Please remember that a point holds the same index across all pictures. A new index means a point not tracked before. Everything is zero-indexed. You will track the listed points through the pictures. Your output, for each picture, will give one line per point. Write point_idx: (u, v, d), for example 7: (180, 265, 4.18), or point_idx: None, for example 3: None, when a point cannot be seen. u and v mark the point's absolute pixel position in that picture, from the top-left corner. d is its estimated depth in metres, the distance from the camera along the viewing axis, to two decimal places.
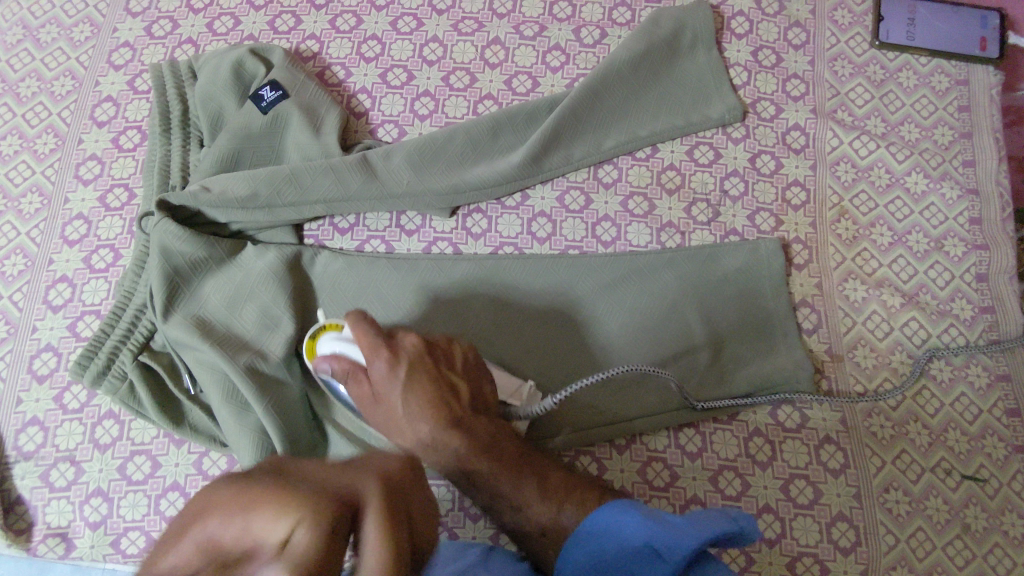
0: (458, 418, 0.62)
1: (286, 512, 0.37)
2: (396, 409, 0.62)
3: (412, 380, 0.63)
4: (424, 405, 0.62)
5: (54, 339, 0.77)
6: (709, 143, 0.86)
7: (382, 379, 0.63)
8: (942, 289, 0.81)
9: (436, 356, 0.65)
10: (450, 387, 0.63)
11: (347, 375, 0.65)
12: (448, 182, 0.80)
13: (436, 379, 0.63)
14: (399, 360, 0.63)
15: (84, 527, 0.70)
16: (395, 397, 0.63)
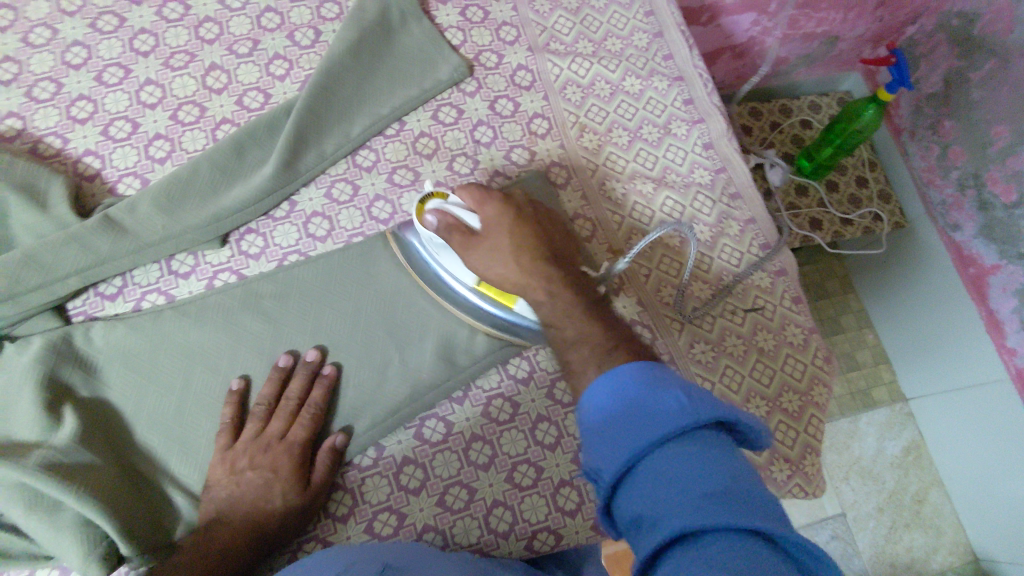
0: (551, 261, 0.69)
1: (242, 500, 0.66)
2: (500, 241, 0.69)
3: (513, 224, 0.71)
4: (524, 247, 0.69)
5: None
6: (449, 104, 0.91)
7: (486, 216, 0.71)
8: (682, 165, 0.92)
9: (521, 212, 0.73)
10: (553, 248, 0.72)
11: (451, 226, 0.71)
12: (205, 212, 0.78)
13: (529, 228, 0.71)
14: (513, 213, 0.72)
15: None
16: (499, 233, 0.70)
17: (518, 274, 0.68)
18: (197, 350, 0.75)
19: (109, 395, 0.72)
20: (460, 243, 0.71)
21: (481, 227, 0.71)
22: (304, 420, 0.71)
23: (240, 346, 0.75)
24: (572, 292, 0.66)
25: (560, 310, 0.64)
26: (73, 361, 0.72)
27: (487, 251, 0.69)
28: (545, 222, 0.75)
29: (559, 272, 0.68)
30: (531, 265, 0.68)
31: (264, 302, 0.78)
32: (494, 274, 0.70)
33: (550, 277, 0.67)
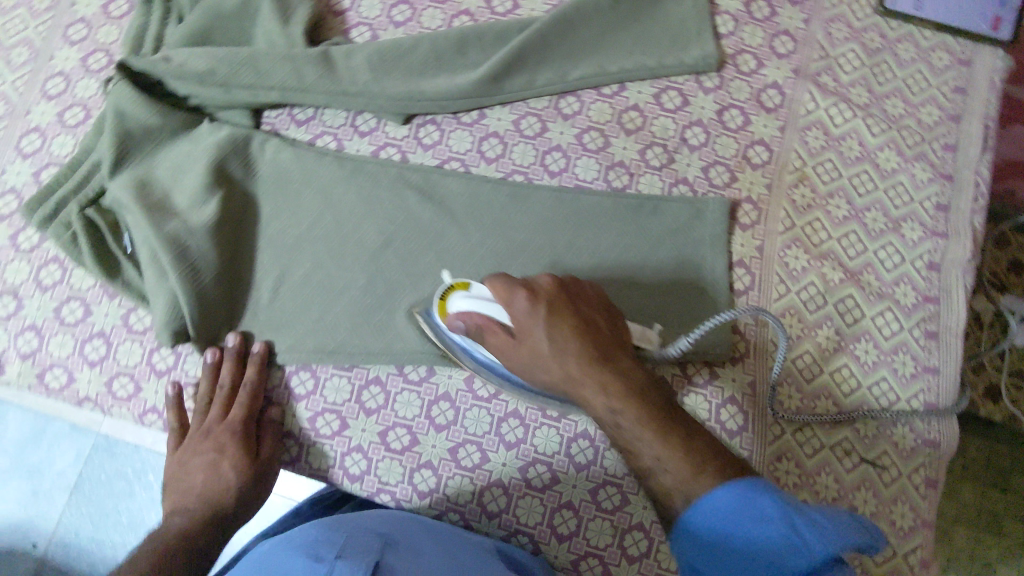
0: (604, 357, 0.59)
1: (197, 482, 0.71)
2: (542, 345, 0.59)
3: (554, 315, 0.60)
4: (575, 346, 0.59)
5: (18, 183, 0.81)
6: (679, 90, 0.84)
7: (520, 321, 0.61)
8: (888, 272, 0.77)
9: (567, 293, 0.62)
10: (596, 329, 0.61)
11: (483, 330, 0.64)
12: (404, 88, 0.81)
13: (575, 315, 0.60)
14: (540, 299, 0.60)
15: (16, 356, 0.77)
16: (538, 333, 0.60)
17: (573, 371, 0.58)
18: (334, 202, 0.79)
19: (253, 205, 0.79)
20: (504, 344, 0.62)
21: (515, 324, 0.61)
22: (239, 401, 0.74)
23: (369, 219, 0.79)
24: (637, 408, 0.56)
25: (631, 426, 0.56)
26: (242, 160, 0.79)
27: (525, 357, 0.61)
28: (569, 284, 0.63)
29: (615, 379, 0.58)
30: (583, 372, 0.58)
31: (409, 190, 0.80)
32: (540, 379, 0.61)
33: (609, 389, 0.57)
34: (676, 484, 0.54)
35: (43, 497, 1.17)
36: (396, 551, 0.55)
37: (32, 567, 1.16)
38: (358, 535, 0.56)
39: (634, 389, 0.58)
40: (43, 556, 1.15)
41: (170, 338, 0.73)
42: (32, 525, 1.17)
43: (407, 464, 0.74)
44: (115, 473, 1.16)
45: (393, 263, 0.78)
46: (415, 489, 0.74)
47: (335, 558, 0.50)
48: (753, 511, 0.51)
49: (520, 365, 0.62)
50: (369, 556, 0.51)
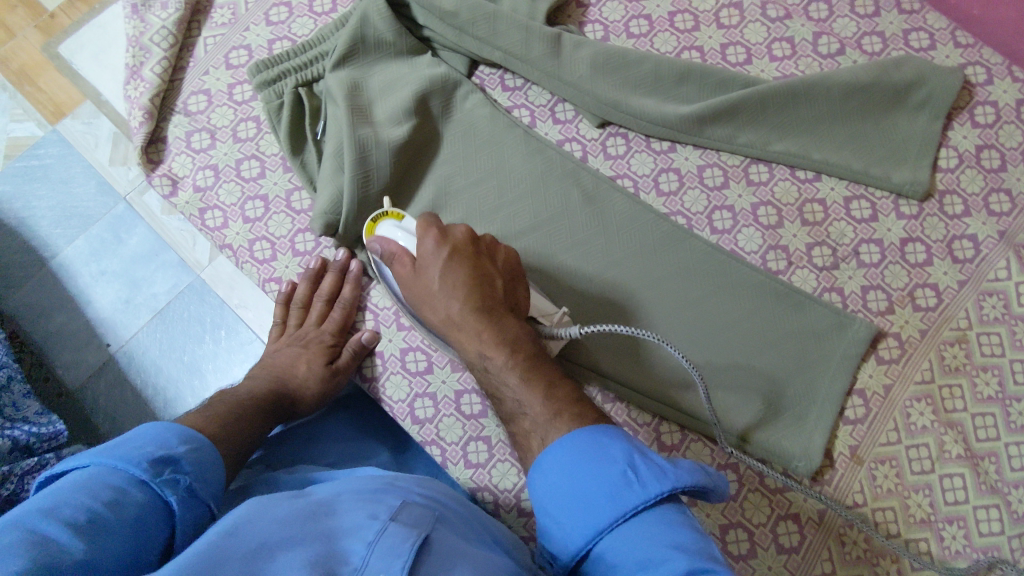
0: (491, 309, 0.61)
1: (276, 365, 0.77)
2: (433, 282, 0.62)
3: (454, 261, 0.62)
4: (464, 292, 0.61)
5: (254, 43, 0.89)
6: (872, 202, 0.81)
7: (426, 260, 0.63)
8: (1012, 470, 0.72)
9: (479, 248, 0.64)
10: (489, 280, 0.62)
11: (394, 258, 0.66)
12: (613, 95, 0.82)
13: (475, 266, 0.62)
14: (448, 242, 0.63)
15: (191, 187, 0.85)
16: (432, 272, 0.62)
17: (462, 317, 0.60)
18: (505, 169, 0.82)
19: (437, 144, 0.84)
20: (408, 274, 0.64)
21: (420, 257, 0.63)
22: (334, 313, 0.80)
23: (527, 197, 0.81)
24: (508, 354, 0.58)
25: (497, 370, 0.58)
26: (444, 100, 0.84)
27: (426, 294, 0.62)
28: (485, 244, 0.65)
29: (494, 328, 0.59)
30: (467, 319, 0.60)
31: (575, 187, 0.82)
32: (429, 316, 0.63)
33: (484, 335, 0.59)
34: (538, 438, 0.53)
35: (131, 308, 1.28)
36: (448, 525, 0.54)
37: (97, 362, 1.27)
38: (415, 506, 0.54)
39: (511, 339, 0.59)
40: (110, 358, 1.26)
41: (322, 230, 0.78)
42: (111, 329, 1.27)
43: (467, 430, 0.77)
44: (196, 317, 1.25)
45: (533, 245, 0.80)
46: (464, 456, 0.76)
47: (387, 519, 0.50)
48: (598, 451, 0.48)
49: (417, 298, 0.64)
50: (422, 527, 0.50)
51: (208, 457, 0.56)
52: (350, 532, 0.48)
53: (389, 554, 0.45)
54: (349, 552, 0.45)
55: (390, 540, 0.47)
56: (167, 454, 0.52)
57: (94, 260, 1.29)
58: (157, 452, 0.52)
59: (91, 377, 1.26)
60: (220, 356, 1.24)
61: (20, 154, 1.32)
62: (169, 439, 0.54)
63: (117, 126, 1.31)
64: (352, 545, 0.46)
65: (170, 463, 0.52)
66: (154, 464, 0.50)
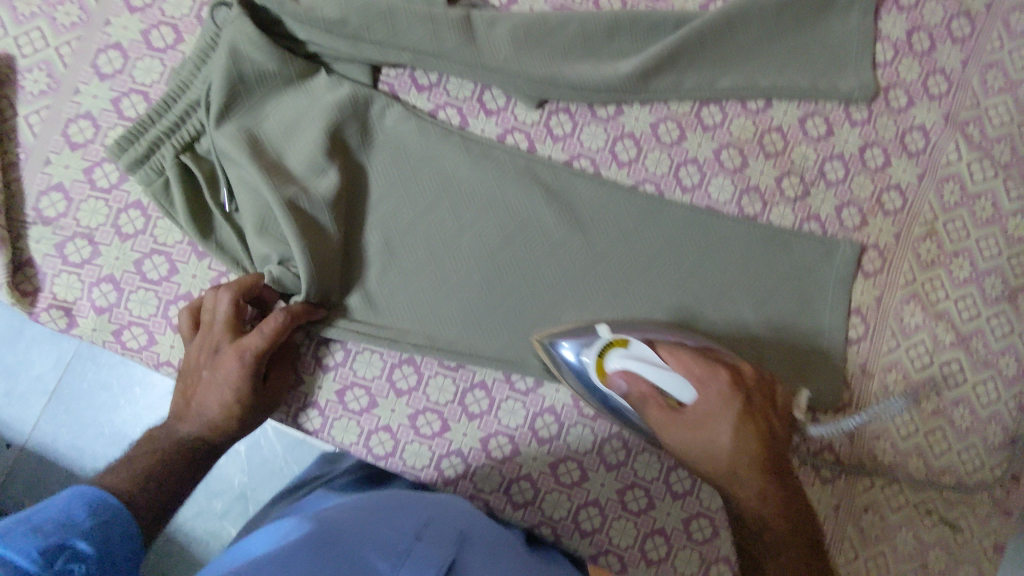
0: (762, 453, 0.60)
1: (201, 395, 0.63)
2: (721, 432, 0.60)
3: (741, 415, 0.60)
4: (751, 445, 0.60)
5: (95, 109, 0.70)
6: (826, 116, 0.79)
7: (705, 401, 0.60)
8: (996, 340, 0.78)
9: (767, 392, 0.63)
10: (753, 412, 0.61)
11: (644, 399, 0.62)
12: (546, 71, 0.73)
13: (751, 410, 0.60)
14: (739, 388, 0.61)
15: (90, 309, 0.69)
16: (724, 425, 0.59)
17: (718, 450, 0.59)
18: (454, 186, 0.73)
19: (367, 178, 0.73)
20: (674, 415, 0.61)
21: (697, 407, 0.61)
22: (262, 330, 0.63)
23: (485, 213, 0.73)
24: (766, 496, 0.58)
25: (752, 507, 0.59)
26: (359, 124, 0.72)
27: (688, 437, 0.60)
28: (760, 375, 0.64)
29: (756, 469, 0.59)
30: (745, 471, 0.59)
31: (535, 185, 0.74)
32: (700, 465, 0.61)
33: (742, 475, 0.59)
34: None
35: (17, 398, 1.10)
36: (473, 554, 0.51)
37: (3, 469, 1.10)
38: (435, 523, 0.52)
39: (765, 478, 0.59)
40: (15, 458, 1.10)
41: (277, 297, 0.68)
42: (6, 428, 1.10)
43: (506, 473, 0.72)
44: (98, 383, 1.09)
45: (510, 263, 0.73)
46: (509, 499, 0.72)
47: (414, 541, 0.48)
48: None
49: (678, 441, 0.61)
50: (445, 550, 0.48)
51: (114, 528, 0.49)
52: (376, 546, 0.46)
53: None
54: (374, 569, 0.43)
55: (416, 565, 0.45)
56: (62, 538, 0.44)
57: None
58: (57, 533, 0.44)
59: (4, 487, 1.09)
60: (144, 416, 1.08)
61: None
62: (72, 518, 0.47)
63: None
64: (379, 562, 0.44)
65: (69, 549, 0.44)
66: (53, 549, 0.42)
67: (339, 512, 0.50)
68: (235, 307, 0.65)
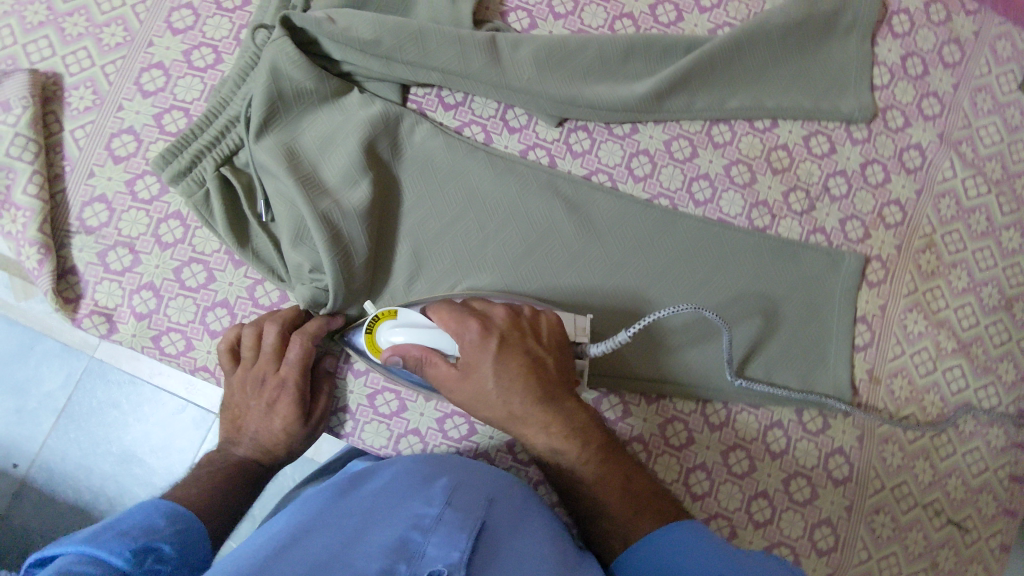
0: (549, 394, 0.64)
1: (251, 422, 0.68)
2: (486, 381, 0.63)
3: (502, 355, 0.64)
4: (520, 385, 0.63)
5: (137, 124, 0.74)
6: (828, 135, 0.84)
7: (471, 355, 0.64)
8: (995, 347, 0.82)
9: (524, 325, 0.67)
10: (540, 365, 0.65)
11: (422, 363, 0.65)
12: (567, 91, 0.77)
13: (526, 355, 0.65)
14: (490, 330, 0.65)
15: (130, 315, 0.72)
16: (485, 367, 0.63)
17: (509, 397, 0.63)
18: (480, 199, 0.77)
19: (397, 191, 0.76)
20: (456, 375, 0.64)
21: (464, 355, 0.64)
22: (300, 356, 0.68)
23: (508, 224, 0.77)
24: (576, 446, 0.64)
25: (575, 459, 0.64)
26: (391, 139, 0.75)
27: (471, 389, 0.64)
28: (526, 321, 0.68)
29: (552, 412, 0.64)
30: (524, 411, 0.63)
31: (557, 198, 0.78)
32: (481, 412, 0.65)
33: (550, 426, 0.64)
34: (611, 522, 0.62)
35: (26, 417, 1.11)
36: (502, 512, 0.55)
37: (13, 487, 1.10)
38: (467, 488, 0.56)
39: (582, 425, 0.65)
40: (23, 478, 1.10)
41: (307, 303, 0.71)
42: (14, 447, 1.10)
43: (531, 475, 0.74)
44: (108, 402, 1.09)
45: (531, 273, 0.77)
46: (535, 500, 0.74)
47: (442, 508, 0.51)
48: None
49: (475, 397, 0.64)
50: (476, 513, 0.52)
51: (191, 538, 0.54)
52: (409, 521, 0.49)
53: (448, 546, 0.47)
54: (408, 539, 0.47)
55: (446, 527, 0.49)
56: (146, 542, 0.50)
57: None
58: (141, 538, 0.50)
59: (18, 502, 1.09)
60: (154, 433, 1.08)
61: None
62: (155, 524, 0.52)
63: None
64: (412, 533, 0.48)
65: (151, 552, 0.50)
66: (138, 551, 0.48)
67: (377, 495, 0.54)
68: (281, 337, 0.69)
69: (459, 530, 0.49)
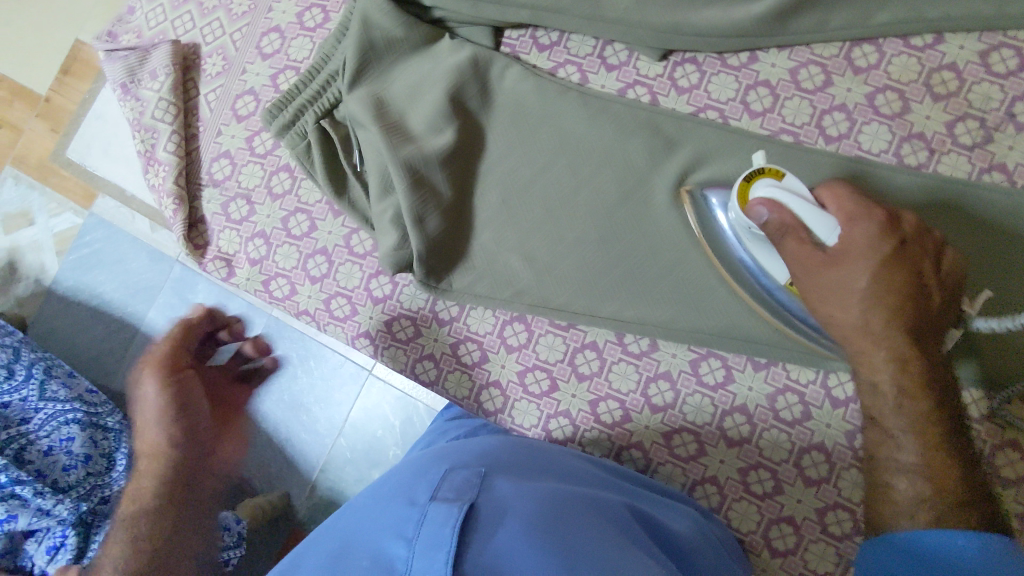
0: (922, 323, 0.51)
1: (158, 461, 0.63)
2: (859, 279, 0.52)
3: (892, 266, 0.52)
4: (892, 302, 0.51)
5: (257, 85, 0.80)
6: (1018, 47, 0.66)
7: (849, 245, 0.52)
8: None
9: (927, 244, 0.53)
10: (924, 291, 0.52)
11: (784, 232, 0.54)
12: (670, 18, 0.69)
13: (916, 273, 0.52)
14: (894, 233, 0.52)
15: (245, 261, 0.79)
16: (858, 270, 0.52)
17: (866, 318, 0.52)
18: (572, 140, 0.71)
19: (483, 136, 0.73)
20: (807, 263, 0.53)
21: (841, 246, 0.52)
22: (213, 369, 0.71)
23: (601, 167, 0.71)
24: (909, 387, 0.50)
25: (897, 395, 0.50)
26: (479, 84, 0.73)
27: (829, 291, 0.53)
28: (936, 242, 0.53)
29: (903, 337, 0.51)
30: (883, 331, 0.51)
31: (659, 138, 0.70)
32: (826, 315, 0.55)
33: (903, 355, 0.50)
34: (917, 489, 0.48)
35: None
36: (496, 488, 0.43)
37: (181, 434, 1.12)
38: (453, 473, 0.46)
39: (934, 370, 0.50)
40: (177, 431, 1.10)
41: (393, 268, 0.72)
42: None
43: (615, 439, 0.70)
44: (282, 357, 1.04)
45: (628, 222, 0.69)
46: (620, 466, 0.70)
47: (428, 503, 0.39)
48: None
49: (823, 291, 0.54)
50: (467, 494, 0.41)
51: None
52: (390, 531, 0.38)
53: (433, 545, 0.35)
54: (392, 558, 0.36)
55: (431, 527, 0.36)
56: None
57: (136, 300, 1.12)
58: None
59: None
60: (319, 386, 1.03)
61: (23, 263, 1.18)
62: None
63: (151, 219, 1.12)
64: (395, 547, 0.36)
65: None
66: None
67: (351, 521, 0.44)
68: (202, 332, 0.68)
69: (451, 506, 0.38)
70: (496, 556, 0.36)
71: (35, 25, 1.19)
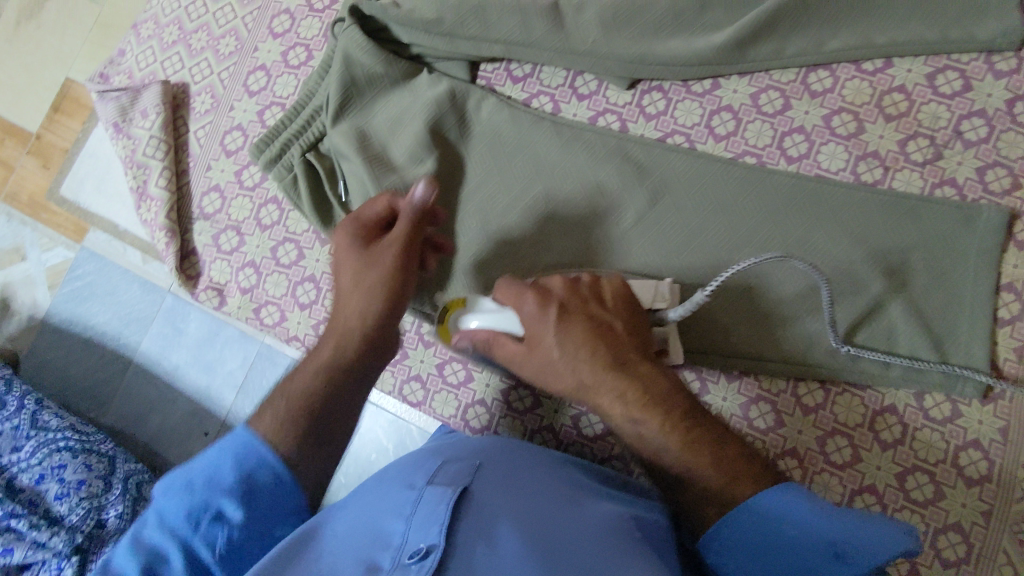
0: (623, 359, 0.57)
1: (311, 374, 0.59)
2: (549, 345, 0.59)
3: (563, 321, 0.59)
4: (587, 353, 0.58)
5: (244, 121, 0.83)
6: (961, 70, 0.70)
7: (525, 319, 0.61)
8: None
9: (585, 293, 0.63)
10: (606, 330, 0.59)
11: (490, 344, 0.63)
12: (636, 49, 0.73)
13: (590, 317, 0.60)
14: (549, 298, 0.61)
15: (237, 290, 0.81)
16: (548, 338, 0.59)
17: (587, 376, 0.58)
18: (546, 167, 0.75)
19: (462, 164, 0.77)
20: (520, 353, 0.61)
21: (525, 323, 0.61)
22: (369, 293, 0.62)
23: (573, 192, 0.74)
24: (657, 415, 0.54)
25: (654, 435, 0.54)
26: (456, 116, 0.77)
27: (542, 362, 0.60)
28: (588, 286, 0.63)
29: (623, 374, 0.57)
30: (600, 377, 0.57)
31: (629, 163, 0.73)
32: (553, 385, 0.61)
33: (624, 391, 0.56)
34: (701, 483, 0.52)
35: (208, 394, 1.09)
36: (490, 476, 0.49)
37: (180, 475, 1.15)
38: (449, 462, 0.51)
39: (662, 388, 0.56)
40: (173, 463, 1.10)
41: None
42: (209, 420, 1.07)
43: (597, 452, 0.72)
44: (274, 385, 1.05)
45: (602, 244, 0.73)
46: None
47: (422, 487, 0.46)
48: None
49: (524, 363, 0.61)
50: (460, 482, 0.47)
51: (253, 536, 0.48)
52: (390, 511, 0.44)
53: (427, 523, 0.41)
54: (388, 532, 0.42)
55: (425, 508, 0.43)
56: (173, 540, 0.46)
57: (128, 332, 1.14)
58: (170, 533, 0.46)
59: None
60: None
61: (16, 298, 1.20)
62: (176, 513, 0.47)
63: (144, 252, 1.14)
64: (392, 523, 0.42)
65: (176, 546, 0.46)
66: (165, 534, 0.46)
67: (353, 498, 0.49)
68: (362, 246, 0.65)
69: (442, 493, 0.45)
70: (476, 527, 0.42)
71: (26, 66, 1.23)
